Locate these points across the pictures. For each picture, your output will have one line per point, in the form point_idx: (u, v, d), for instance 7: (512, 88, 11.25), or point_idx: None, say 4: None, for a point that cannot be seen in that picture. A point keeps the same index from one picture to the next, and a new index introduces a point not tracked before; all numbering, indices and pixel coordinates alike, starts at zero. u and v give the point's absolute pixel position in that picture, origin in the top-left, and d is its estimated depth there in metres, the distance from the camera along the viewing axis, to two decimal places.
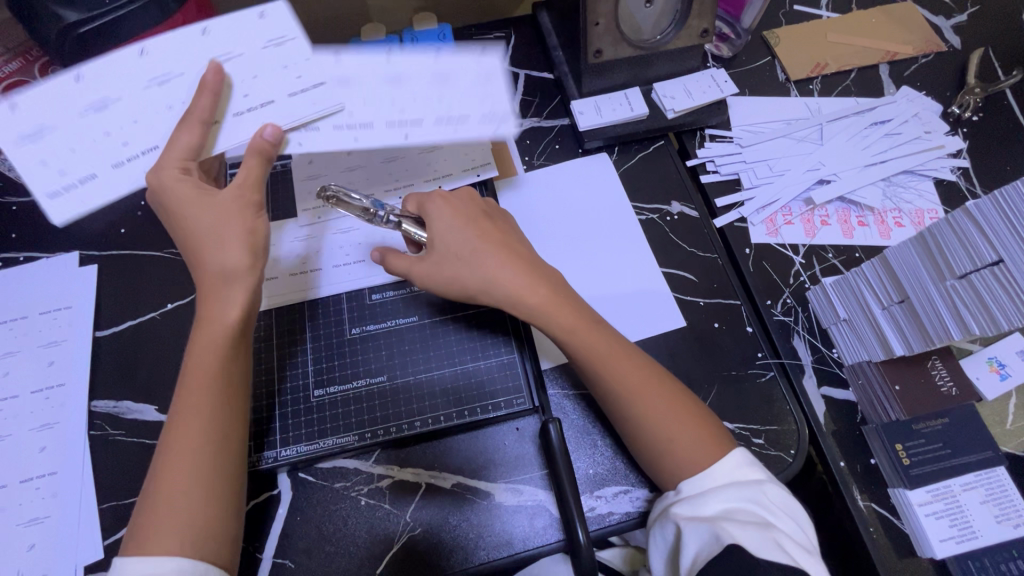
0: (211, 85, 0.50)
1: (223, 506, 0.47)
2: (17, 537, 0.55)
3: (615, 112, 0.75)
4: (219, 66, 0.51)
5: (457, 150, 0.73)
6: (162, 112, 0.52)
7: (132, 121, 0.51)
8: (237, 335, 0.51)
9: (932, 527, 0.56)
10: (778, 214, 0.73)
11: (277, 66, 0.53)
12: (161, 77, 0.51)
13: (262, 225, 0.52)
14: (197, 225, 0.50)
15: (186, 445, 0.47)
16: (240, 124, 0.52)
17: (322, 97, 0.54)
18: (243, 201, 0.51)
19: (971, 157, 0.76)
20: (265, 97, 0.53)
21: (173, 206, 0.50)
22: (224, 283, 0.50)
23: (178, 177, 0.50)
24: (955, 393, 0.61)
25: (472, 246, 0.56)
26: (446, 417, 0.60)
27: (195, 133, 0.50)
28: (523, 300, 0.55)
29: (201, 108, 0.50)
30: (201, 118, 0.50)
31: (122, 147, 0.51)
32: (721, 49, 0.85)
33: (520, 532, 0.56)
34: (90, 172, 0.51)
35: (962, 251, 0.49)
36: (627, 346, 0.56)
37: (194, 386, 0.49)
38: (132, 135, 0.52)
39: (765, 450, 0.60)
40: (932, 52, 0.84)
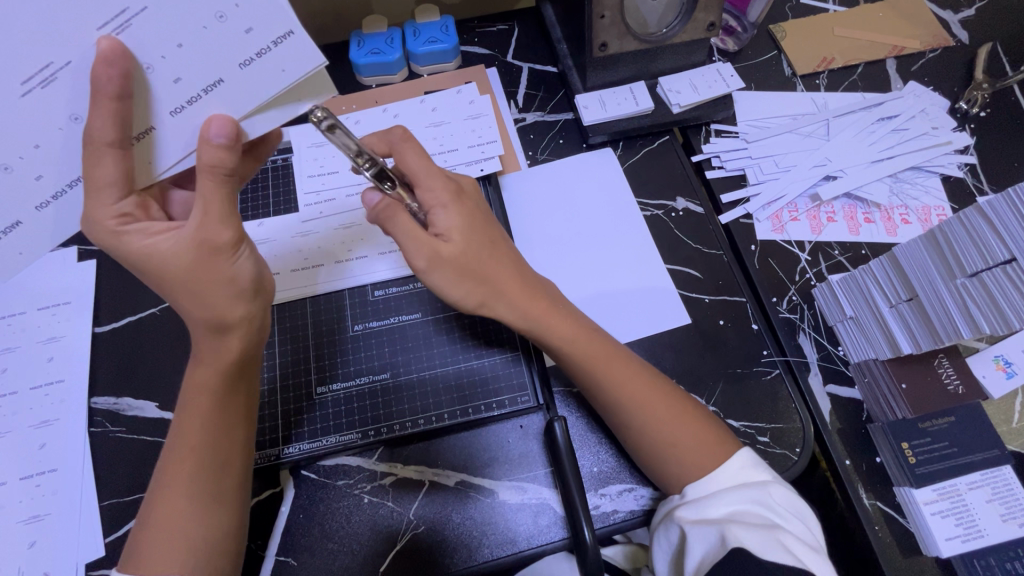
0: (107, 88, 0.37)
1: (221, 527, 0.47)
2: (16, 534, 0.55)
3: (620, 106, 0.75)
4: (116, 49, 0.37)
5: (460, 145, 0.73)
6: (53, 131, 0.39)
7: (32, 147, 0.39)
8: (235, 376, 0.50)
9: (938, 526, 0.56)
10: (783, 210, 0.73)
11: (196, 19, 0.38)
12: (38, 76, 0.37)
13: (240, 266, 0.46)
14: (166, 278, 0.45)
15: (184, 482, 0.46)
16: (184, 123, 0.42)
17: (286, 59, 0.41)
18: (209, 244, 0.44)
19: (978, 153, 0.76)
20: (210, 76, 0.40)
21: (131, 258, 0.44)
22: (215, 333, 0.48)
23: (121, 231, 0.43)
24: (961, 391, 0.61)
25: (487, 254, 0.53)
26: (448, 416, 0.59)
27: (109, 163, 0.40)
28: (529, 314, 0.54)
29: (100, 130, 0.38)
30: (106, 143, 0.39)
31: (37, 182, 0.41)
32: (727, 43, 0.84)
33: (524, 530, 0.56)
34: (11, 220, 0.42)
35: (974, 249, 0.48)
36: (626, 354, 0.56)
37: (190, 424, 0.48)
38: (39, 164, 0.40)
39: (770, 449, 0.59)
40: (940, 46, 0.84)
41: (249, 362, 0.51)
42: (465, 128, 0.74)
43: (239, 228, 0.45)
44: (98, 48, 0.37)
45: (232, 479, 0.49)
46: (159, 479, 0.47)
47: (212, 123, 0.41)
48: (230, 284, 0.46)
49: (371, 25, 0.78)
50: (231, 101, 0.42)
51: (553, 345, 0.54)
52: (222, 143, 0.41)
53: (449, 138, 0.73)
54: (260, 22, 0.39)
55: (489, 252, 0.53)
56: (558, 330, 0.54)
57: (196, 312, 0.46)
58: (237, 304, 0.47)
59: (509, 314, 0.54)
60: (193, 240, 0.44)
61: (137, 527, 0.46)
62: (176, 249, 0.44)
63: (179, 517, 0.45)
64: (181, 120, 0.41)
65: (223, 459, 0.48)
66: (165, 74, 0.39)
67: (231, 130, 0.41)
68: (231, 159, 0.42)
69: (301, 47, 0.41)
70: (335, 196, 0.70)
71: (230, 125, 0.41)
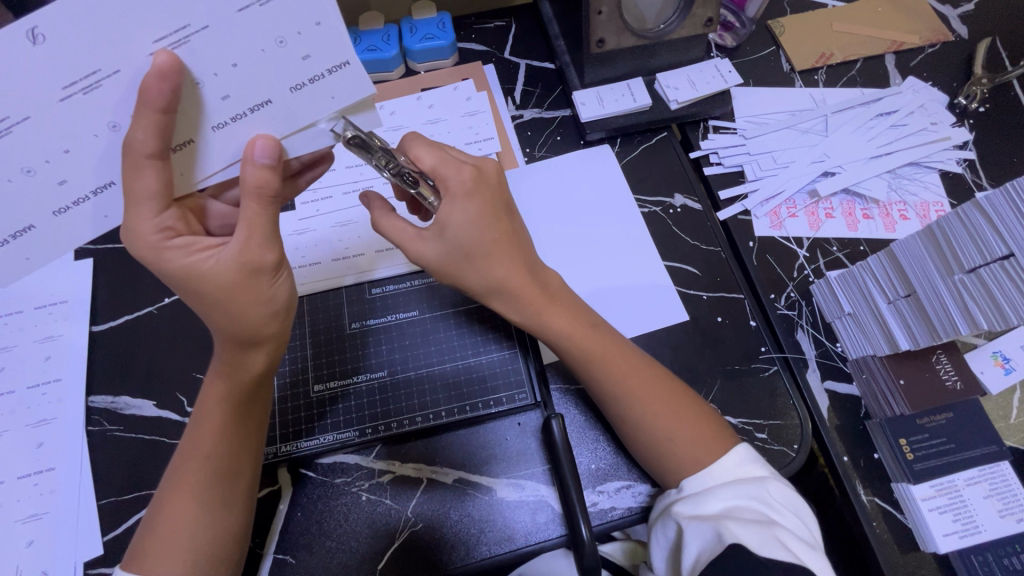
0: (154, 101, 0.36)
1: (226, 533, 0.47)
2: (15, 533, 0.55)
3: (617, 103, 0.74)
4: (174, 64, 0.36)
5: (458, 142, 0.73)
6: (88, 138, 0.38)
7: (61, 152, 0.38)
8: (253, 389, 0.50)
9: (936, 522, 0.56)
10: (781, 206, 0.72)
11: (256, 41, 0.37)
12: (82, 81, 0.35)
13: (277, 287, 0.47)
14: (204, 296, 0.44)
15: (193, 487, 0.46)
16: (227, 138, 0.41)
17: (339, 85, 0.41)
18: (253, 266, 0.44)
19: (977, 149, 0.75)
20: (259, 96, 0.40)
21: (170, 275, 0.44)
22: (243, 348, 0.47)
23: (162, 246, 0.43)
24: (960, 387, 0.61)
25: (486, 247, 0.51)
26: (446, 413, 0.60)
27: (148, 174, 0.39)
28: (523, 303, 0.54)
29: (142, 142, 0.37)
30: (146, 155, 0.38)
31: (60, 187, 0.39)
32: (725, 39, 0.83)
33: (521, 527, 0.56)
34: (24, 224, 0.40)
35: (972, 244, 0.48)
36: (631, 350, 0.56)
37: (204, 432, 0.48)
38: (67, 171, 0.39)
39: (768, 445, 0.59)
40: (939, 41, 0.83)
41: (269, 374, 0.51)
42: (462, 124, 0.74)
43: (280, 250, 0.46)
44: (154, 61, 0.35)
45: (242, 485, 0.49)
46: (169, 482, 0.48)
47: (256, 144, 0.41)
48: (267, 305, 0.46)
49: (367, 22, 0.77)
50: (276, 120, 0.42)
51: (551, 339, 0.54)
52: (267, 164, 0.41)
53: (446, 135, 0.73)
54: (319, 50, 0.39)
55: (493, 249, 0.52)
56: (558, 326, 0.54)
57: (227, 328, 0.46)
58: (270, 322, 0.47)
59: (509, 310, 0.54)
60: (237, 261, 0.43)
61: (145, 526, 0.47)
62: (219, 269, 0.43)
63: (186, 522, 0.46)
64: (224, 135, 0.41)
65: (232, 465, 0.48)
66: (215, 91, 0.38)
67: (274, 151, 0.42)
68: (275, 179, 0.42)
69: (356, 75, 0.41)
70: (332, 194, 0.70)
71: (274, 146, 0.42)
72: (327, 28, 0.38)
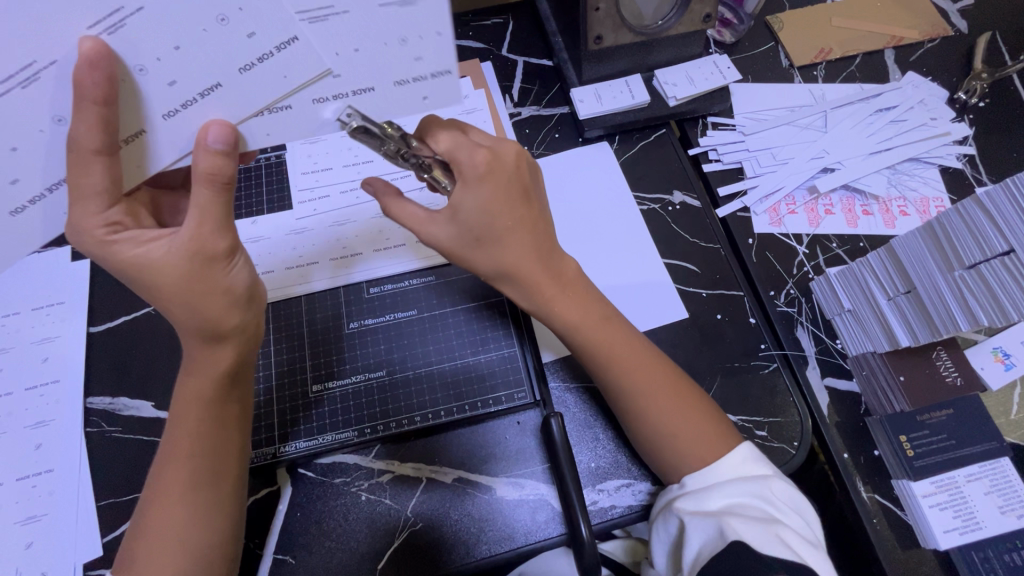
0: (90, 94, 0.35)
1: (217, 533, 0.47)
2: (16, 535, 0.55)
3: (616, 99, 0.74)
4: (100, 51, 0.34)
5: None
6: (32, 133, 0.37)
7: (10, 150, 0.37)
8: (227, 384, 0.49)
9: (938, 519, 0.56)
10: (781, 203, 0.72)
11: (197, 20, 0.35)
12: (18, 76, 0.34)
13: (235, 274, 0.45)
14: (160, 287, 0.44)
15: (177, 491, 0.46)
16: (179, 125, 0.40)
17: (290, 64, 0.39)
18: (202, 254, 0.43)
19: (977, 144, 0.75)
20: (207, 79, 0.38)
21: (123, 268, 0.43)
22: (208, 343, 0.47)
23: (110, 239, 0.42)
24: (960, 382, 0.60)
25: (502, 229, 0.50)
26: (446, 412, 0.59)
27: (95, 170, 0.39)
28: (539, 289, 0.53)
29: (86, 138, 0.37)
30: (92, 150, 0.38)
31: (14, 186, 0.39)
32: (723, 34, 0.83)
33: (521, 526, 0.56)
34: None
35: (972, 241, 0.47)
36: (644, 339, 0.56)
37: (183, 434, 0.47)
38: (18, 168, 0.39)
39: (768, 443, 0.59)
40: (939, 36, 0.83)
41: (241, 369, 0.50)
42: (460, 122, 0.73)
43: (234, 237, 0.44)
44: (81, 50, 0.34)
45: (228, 484, 0.49)
46: (155, 483, 0.47)
47: (209, 129, 0.40)
48: (225, 295, 0.45)
49: None
50: (233, 104, 0.40)
51: (563, 325, 0.54)
52: (221, 150, 0.40)
53: None
54: (264, 27, 0.36)
55: (506, 235, 0.51)
56: (571, 315, 0.53)
57: (189, 321, 0.45)
58: (232, 313, 0.46)
59: (519, 294, 0.54)
60: (187, 249, 0.42)
61: (132, 534, 0.47)
62: (168, 259, 0.43)
63: (175, 524, 0.46)
64: (174, 123, 0.40)
65: (214, 468, 0.48)
66: (158, 77, 0.37)
67: (229, 138, 0.40)
68: (229, 166, 0.40)
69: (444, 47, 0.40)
70: (329, 193, 0.70)
71: (228, 131, 0.40)
72: (266, 2, 0.35)
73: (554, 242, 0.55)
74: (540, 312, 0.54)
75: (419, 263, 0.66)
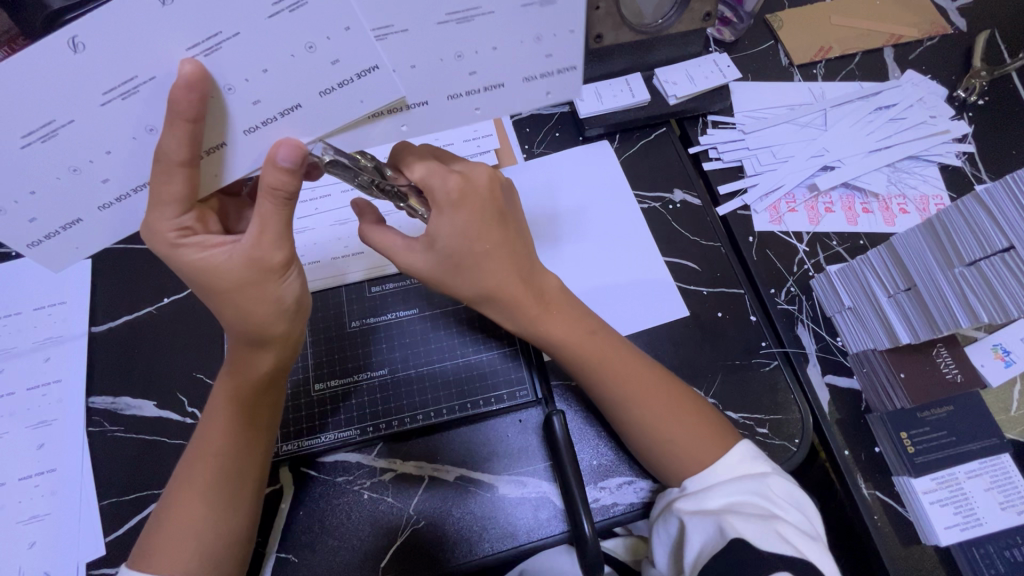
0: (183, 112, 0.35)
1: (233, 535, 0.47)
2: (17, 534, 0.55)
3: (616, 98, 0.74)
4: (200, 74, 0.35)
5: (455, 139, 0.73)
6: (125, 140, 0.37)
7: (103, 153, 0.37)
8: (263, 390, 0.49)
9: (939, 515, 0.56)
10: (781, 201, 0.72)
11: (286, 47, 0.35)
12: (120, 86, 0.34)
13: (287, 286, 0.46)
14: (217, 290, 0.44)
15: (200, 488, 0.47)
16: (257, 141, 0.40)
17: (368, 89, 0.40)
18: (260, 264, 0.43)
19: (977, 142, 0.76)
20: (289, 100, 0.38)
21: (185, 271, 0.44)
22: (253, 349, 0.47)
23: (178, 244, 0.42)
24: (960, 379, 0.61)
25: (483, 249, 0.51)
26: (448, 410, 0.60)
27: (178, 181, 0.39)
28: (523, 309, 0.53)
29: (173, 151, 0.37)
30: (176, 162, 0.38)
31: (103, 185, 0.39)
32: (722, 33, 0.83)
33: (523, 523, 0.56)
34: (71, 217, 0.40)
35: (973, 238, 0.48)
36: (633, 350, 0.56)
37: (214, 431, 0.48)
38: (110, 170, 0.39)
39: (769, 440, 0.59)
40: (938, 35, 0.83)
41: (279, 376, 0.50)
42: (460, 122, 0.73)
43: (290, 248, 0.45)
44: (181, 71, 0.34)
45: (251, 488, 0.49)
46: (179, 479, 0.48)
47: (280, 147, 0.39)
48: (275, 304, 0.45)
49: None
50: (306, 125, 0.40)
51: (549, 345, 0.54)
52: (289, 168, 0.40)
53: (445, 132, 0.73)
54: (348, 54, 0.37)
55: (486, 259, 0.51)
56: (556, 334, 0.54)
57: (237, 327, 0.46)
58: (278, 322, 0.46)
59: (502, 317, 0.55)
60: (246, 258, 0.43)
61: (153, 522, 0.47)
62: (226, 264, 0.43)
63: (193, 521, 0.46)
64: (253, 139, 0.40)
65: (239, 468, 0.48)
66: (244, 97, 0.37)
67: (298, 158, 0.40)
68: (293, 183, 0.40)
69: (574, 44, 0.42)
70: (330, 192, 0.70)
71: (298, 150, 0.39)
72: (357, 32, 0.36)
73: (535, 264, 0.55)
74: (529, 334, 0.55)
75: None
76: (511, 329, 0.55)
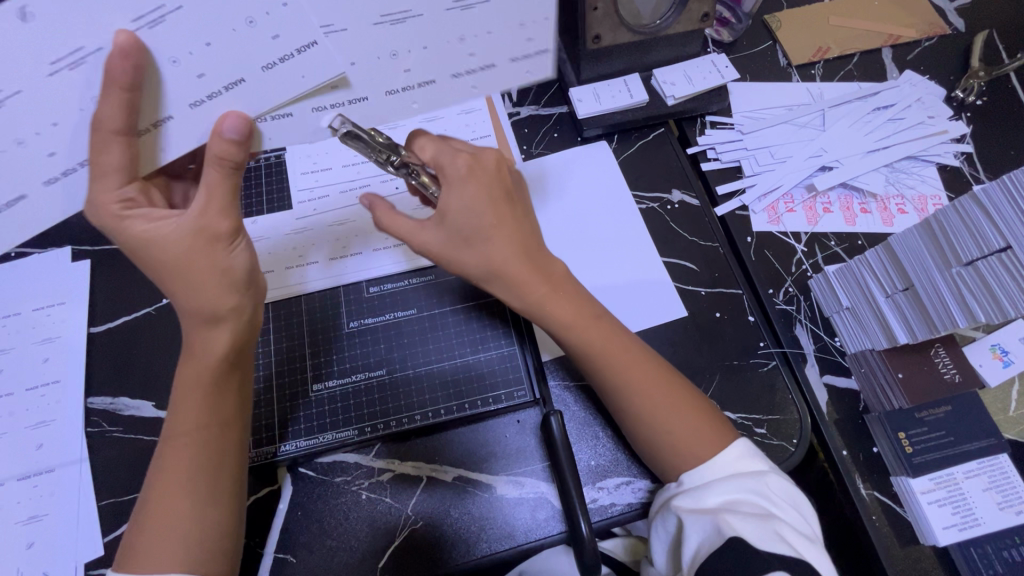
0: (118, 79, 0.36)
1: (216, 525, 0.46)
2: (16, 535, 0.55)
3: (615, 99, 0.74)
4: (134, 43, 0.36)
5: (454, 140, 0.73)
6: (72, 112, 0.39)
7: (50, 125, 0.39)
8: (225, 368, 0.48)
9: (937, 515, 0.56)
10: (779, 201, 0.72)
11: (228, 21, 0.37)
12: (66, 57, 0.36)
13: (236, 256, 0.45)
14: (162, 264, 0.44)
15: (176, 478, 0.46)
16: (201, 116, 0.41)
17: (307, 65, 0.41)
18: (208, 232, 0.44)
19: (976, 142, 0.76)
20: (232, 74, 0.40)
21: (131, 246, 0.44)
22: (205, 325, 0.47)
23: (123, 216, 0.43)
24: (958, 379, 0.61)
25: (488, 225, 0.50)
26: (446, 410, 0.60)
27: (115, 150, 0.39)
28: (526, 289, 0.52)
29: (108, 119, 0.38)
30: (113, 131, 0.39)
31: (49, 159, 0.40)
32: (721, 34, 0.83)
33: (521, 524, 0.56)
34: (16, 192, 0.41)
35: (969, 238, 0.48)
36: (632, 336, 0.56)
37: (182, 421, 0.48)
38: (56, 143, 0.40)
39: (767, 440, 0.59)
40: (936, 35, 0.83)
41: (241, 354, 0.50)
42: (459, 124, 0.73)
43: (237, 217, 0.45)
44: (115, 41, 0.36)
45: (227, 475, 0.48)
46: (154, 473, 0.47)
47: (227, 120, 0.41)
48: (224, 275, 0.45)
49: None
50: (249, 101, 0.42)
51: (557, 326, 0.53)
52: (235, 139, 0.41)
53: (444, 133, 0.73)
54: (289, 31, 0.39)
55: (492, 233, 0.51)
56: (562, 315, 0.53)
57: (187, 302, 0.46)
58: (228, 295, 0.46)
59: (507, 295, 0.53)
60: (193, 228, 0.43)
61: (134, 522, 0.46)
62: (174, 236, 0.44)
63: (172, 515, 0.45)
64: (199, 113, 0.41)
65: (212, 455, 0.48)
66: (188, 69, 0.39)
67: (245, 128, 0.41)
68: (241, 155, 0.41)
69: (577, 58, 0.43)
70: (329, 193, 0.70)
71: (244, 122, 0.41)
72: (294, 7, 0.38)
73: (541, 245, 0.54)
74: (535, 313, 0.54)
75: (418, 262, 0.66)
76: (517, 309, 0.54)
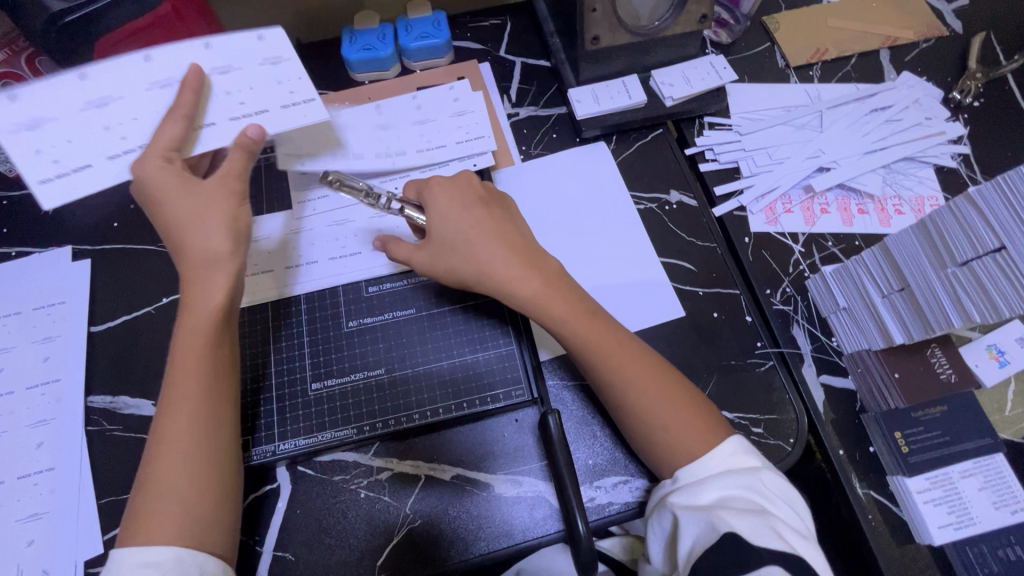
0: (189, 86, 0.52)
1: (213, 487, 0.46)
2: (17, 533, 0.55)
3: (613, 100, 0.74)
4: (199, 71, 0.53)
5: (449, 140, 0.70)
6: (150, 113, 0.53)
7: (132, 119, 0.53)
8: (222, 321, 0.50)
9: (932, 514, 0.57)
10: (777, 202, 0.73)
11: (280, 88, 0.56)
12: (160, 82, 0.53)
13: (242, 213, 0.51)
14: (177, 218, 0.49)
15: (174, 436, 0.46)
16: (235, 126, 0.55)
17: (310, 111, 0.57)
18: (223, 189, 0.50)
19: (973, 144, 0.76)
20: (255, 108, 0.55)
21: (154, 205, 0.50)
22: (206, 272, 0.49)
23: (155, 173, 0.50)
24: (954, 379, 0.61)
25: (467, 229, 0.55)
26: (444, 409, 0.60)
27: (173, 127, 0.51)
28: (518, 293, 0.54)
29: (180, 103, 0.52)
30: (177, 113, 0.51)
31: (120, 142, 0.52)
32: (720, 36, 0.83)
33: (520, 522, 0.56)
34: (85, 163, 0.52)
35: (964, 237, 0.48)
36: (630, 336, 0.56)
37: (182, 375, 0.48)
38: (129, 131, 0.53)
39: (765, 440, 0.59)
40: (933, 36, 0.83)
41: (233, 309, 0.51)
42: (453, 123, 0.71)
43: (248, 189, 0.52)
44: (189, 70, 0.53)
45: (223, 434, 0.48)
46: (154, 438, 0.46)
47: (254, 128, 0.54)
48: (230, 225, 0.50)
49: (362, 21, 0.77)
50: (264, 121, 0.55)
51: (550, 323, 0.54)
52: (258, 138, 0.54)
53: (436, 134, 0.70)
54: None
55: (471, 237, 0.55)
56: (555, 312, 0.54)
57: (191, 249, 0.49)
58: (229, 245, 0.49)
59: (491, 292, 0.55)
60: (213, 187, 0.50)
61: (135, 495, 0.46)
62: (193, 191, 0.50)
63: (173, 476, 0.45)
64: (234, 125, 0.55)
65: (207, 413, 0.47)
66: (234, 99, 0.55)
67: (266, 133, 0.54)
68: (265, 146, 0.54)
69: None
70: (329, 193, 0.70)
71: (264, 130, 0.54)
72: None
73: (528, 245, 0.56)
74: (529, 310, 0.54)
75: None
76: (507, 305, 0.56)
